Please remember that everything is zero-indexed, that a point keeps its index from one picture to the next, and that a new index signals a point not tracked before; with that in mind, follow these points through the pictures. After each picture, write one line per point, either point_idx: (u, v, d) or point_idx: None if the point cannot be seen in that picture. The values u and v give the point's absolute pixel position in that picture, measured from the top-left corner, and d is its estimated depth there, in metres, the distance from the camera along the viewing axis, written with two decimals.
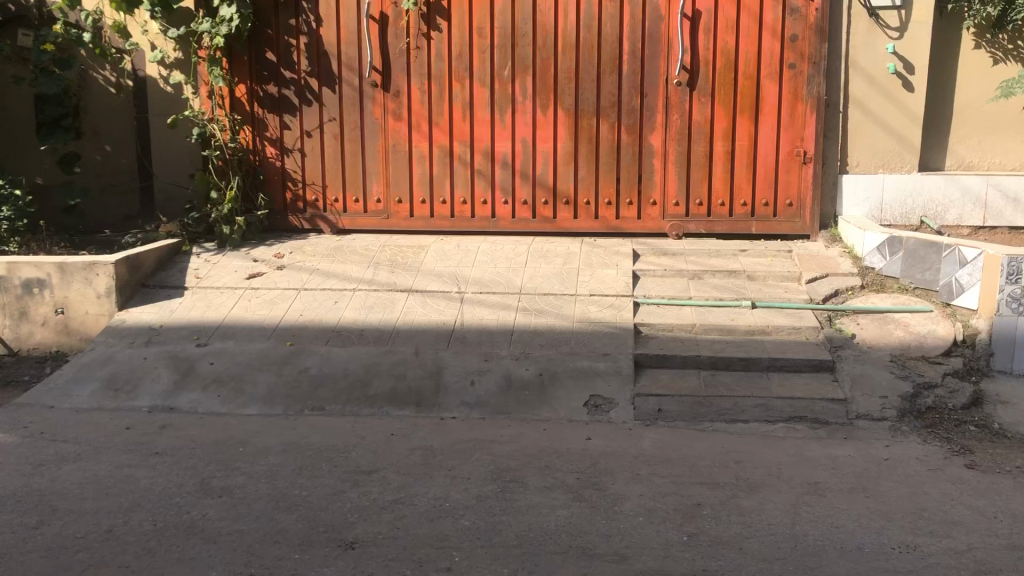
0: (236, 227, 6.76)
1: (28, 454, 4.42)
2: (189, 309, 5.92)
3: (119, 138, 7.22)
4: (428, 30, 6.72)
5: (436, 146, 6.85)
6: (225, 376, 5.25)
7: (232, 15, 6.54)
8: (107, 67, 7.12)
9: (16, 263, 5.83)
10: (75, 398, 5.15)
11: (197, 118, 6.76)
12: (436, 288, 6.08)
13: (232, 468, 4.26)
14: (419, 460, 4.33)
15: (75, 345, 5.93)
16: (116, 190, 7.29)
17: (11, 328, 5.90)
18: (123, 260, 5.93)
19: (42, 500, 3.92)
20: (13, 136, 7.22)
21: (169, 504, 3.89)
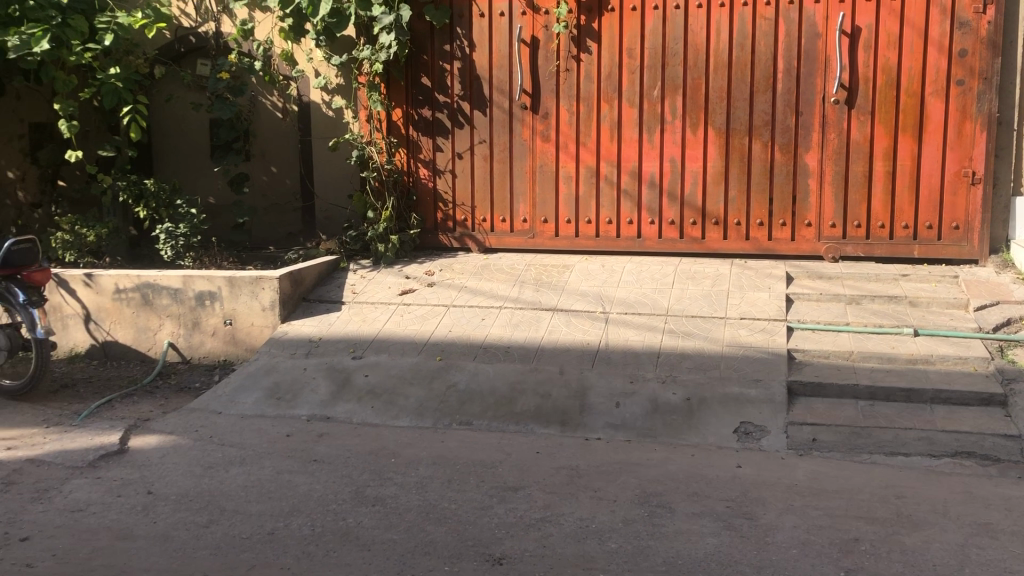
0: (391, 245, 6.98)
1: (199, 457, 4.71)
2: (346, 324, 6.17)
3: (285, 160, 7.65)
4: (578, 52, 6.78)
5: (584, 166, 6.88)
6: (378, 389, 5.44)
7: (391, 42, 6.78)
8: (275, 93, 7.57)
9: (191, 276, 6.24)
10: (241, 404, 5.46)
11: (356, 141, 7.08)
12: (581, 307, 6.09)
13: (385, 478, 4.40)
14: (565, 480, 4.34)
15: (242, 354, 6.27)
16: (280, 209, 7.70)
17: (185, 338, 6.31)
18: (287, 276, 6.24)
19: (212, 501, 4.17)
20: (191, 159, 7.76)
21: (327, 510, 4.06)
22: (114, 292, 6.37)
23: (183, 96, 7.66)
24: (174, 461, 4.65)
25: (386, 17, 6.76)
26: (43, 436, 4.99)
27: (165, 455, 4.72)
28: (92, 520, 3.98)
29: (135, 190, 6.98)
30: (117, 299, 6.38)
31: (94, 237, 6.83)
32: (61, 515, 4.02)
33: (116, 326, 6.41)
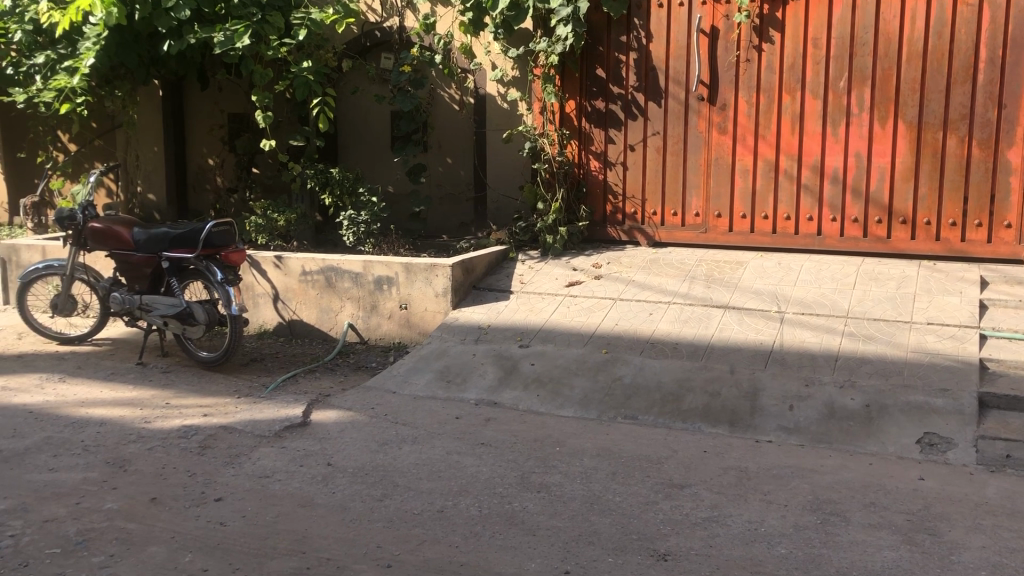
0: (559, 237, 7.03)
1: (375, 433, 4.92)
2: (514, 312, 6.27)
3: (460, 152, 7.91)
4: (759, 42, 6.59)
5: (762, 160, 6.68)
6: (545, 378, 5.50)
7: (567, 34, 6.83)
8: (453, 86, 7.81)
9: (371, 261, 6.51)
10: (413, 385, 5.66)
11: (528, 133, 7.14)
12: (754, 305, 5.93)
13: (551, 466, 4.45)
14: (733, 481, 4.24)
15: (415, 338, 6.50)
16: (455, 200, 7.95)
17: (363, 319, 6.60)
18: (460, 264, 6.41)
19: (386, 476, 4.35)
20: (373, 149, 8.10)
21: (494, 493, 4.15)
22: (300, 273, 6.74)
23: (367, 89, 8.00)
24: (351, 435, 4.88)
25: (564, 9, 6.77)
26: (235, 405, 5.35)
27: (343, 430, 4.96)
28: (277, 486, 4.24)
29: (322, 178, 7.31)
30: (303, 281, 6.75)
31: (285, 222, 7.27)
32: (250, 479, 4.31)
33: (301, 306, 6.78)
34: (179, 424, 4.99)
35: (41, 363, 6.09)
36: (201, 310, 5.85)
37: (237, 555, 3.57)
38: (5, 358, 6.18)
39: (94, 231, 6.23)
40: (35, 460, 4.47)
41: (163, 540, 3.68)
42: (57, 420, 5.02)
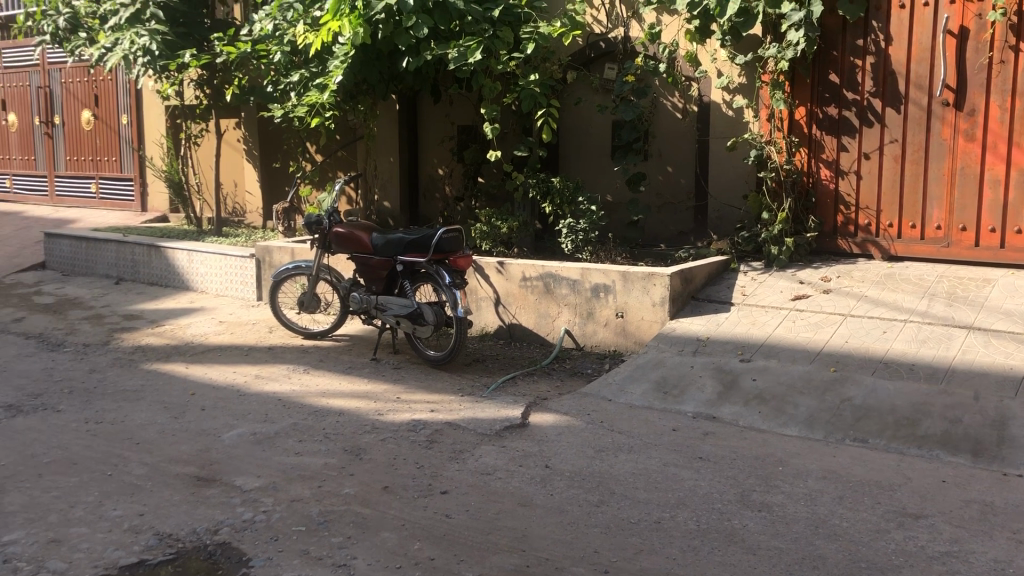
0: (785, 248, 6.81)
1: (591, 439, 4.98)
2: (735, 325, 6.14)
3: (681, 160, 7.76)
4: (1016, 42, 6.10)
5: (1015, 170, 6.19)
6: (767, 395, 5.34)
7: (798, 39, 6.57)
8: (676, 94, 7.70)
9: (589, 269, 6.59)
10: (631, 394, 5.67)
11: (755, 141, 6.95)
12: (1004, 327, 5.47)
13: (772, 485, 4.32)
14: (975, 515, 3.93)
15: (631, 346, 6.50)
16: (674, 209, 7.84)
17: (580, 326, 6.70)
18: (678, 273, 6.35)
19: (603, 483, 4.39)
20: (594, 158, 8.19)
21: (713, 508, 4.09)
22: (521, 279, 6.94)
23: (590, 99, 8.08)
24: (569, 440, 4.97)
25: (795, 14, 6.53)
26: (459, 404, 5.60)
27: (561, 434, 5.06)
28: (498, 484, 4.39)
29: (543, 187, 7.49)
30: (523, 286, 6.94)
31: (508, 229, 7.49)
32: (473, 475, 4.50)
33: (522, 311, 6.98)
34: (409, 418, 5.29)
35: (288, 355, 6.65)
36: (430, 311, 6.17)
37: (460, 546, 3.74)
38: (258, 349, 6.80)
39: (338, 235, 6.73)
40: (283, 444, 4.89)
41: (394, 527, 3.92)
42: (301, 408, 5.47)
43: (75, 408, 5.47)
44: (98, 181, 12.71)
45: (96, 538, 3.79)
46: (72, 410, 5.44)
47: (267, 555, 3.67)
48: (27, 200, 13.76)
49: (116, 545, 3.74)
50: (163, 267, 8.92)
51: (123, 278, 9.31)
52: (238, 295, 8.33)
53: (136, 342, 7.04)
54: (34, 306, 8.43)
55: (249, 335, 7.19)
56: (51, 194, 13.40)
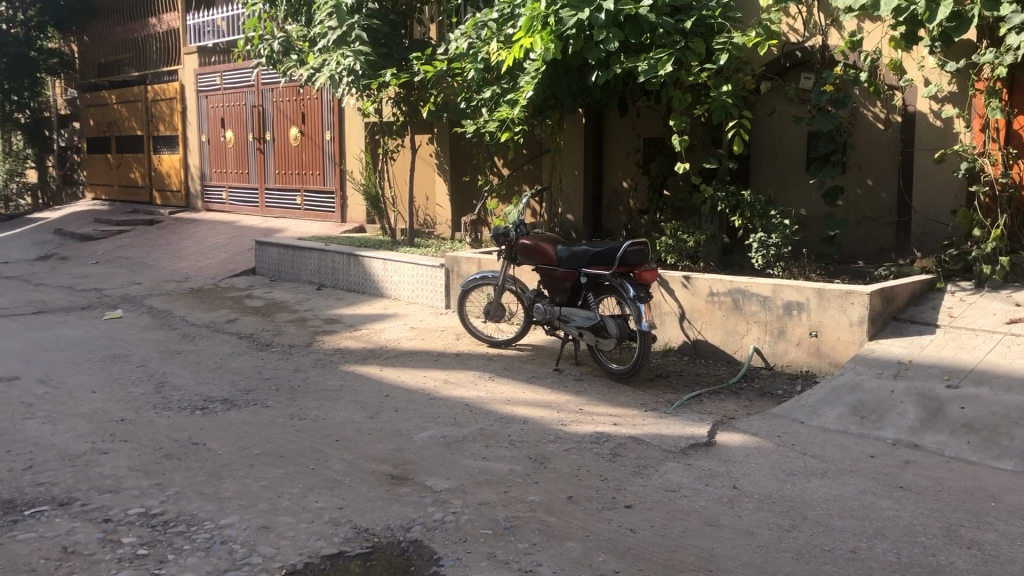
0: (999, 268, 6.32)
1: (782, 462, 4.81)
2: (942, 349, 5.75)
3: (883, 173, 7.41)
4: None
5: None
6: (978, 424, 4.97)
7: (1020, 43, 6.04)
8: (878, 104, 7.36)
9: (781, 285, 6.38)
10: (824, 417, 5.43)
11: (966, 153, 6.49)
12: None
13: (983, 521, 4.02)
14: None
15: (826, 368, 6.23)
16: (873, 224, 7.49)
17: (770, 344, 6.49)
18: (879, 291, 6.03)
19: (794, 507, 4.23)
20: (788, 171, 7.93)
21: (915, 541, 3.85)
22: (708, 294, 6.82)
23: (785, 110, 7.87)
24: (757, 461, 4.82)
25: (1017, 16, 6.00)
26: (643, 418, 5.56)
27: (749, 454, 4.92)
28: (684, 501, 4.33)
29: (733, 201, 7.28)
30: (711, 301, 6.81)
31: (694, 243, 7.36)
32: (659, 491, 4.45)
33: (707, 327, 6.85)
34: (592, 430, 5.30)
35: (475, 362, 6.84)
36: (614, 324, 6.16)
37: (646, 562, 3.71)
38: (447, 355, 7.03)
39: (525, 247, 6.85)
40: (471, 448, 5.03)
41: (579, 538, 3.94)
42: (488, 415, 5.60)
43: (282, 405, 5.86)
44: (302, 193, 13.57)
45: (300, 528, 4.03)
46: (280, 406, 5.83)
47: (456, 556, 3.78)
48: (241, 210, 14.91)
49: (318, 535, 3.97)
50: (359, 275, 9.41)
51: (324, 285, 9.89)
52: (427, 303, 8.66)
53: (335, 345, 7.47)
54: (246, 308, 9.11)
55: (438, 342, 7.46)
56: (261, 205, 14.46)
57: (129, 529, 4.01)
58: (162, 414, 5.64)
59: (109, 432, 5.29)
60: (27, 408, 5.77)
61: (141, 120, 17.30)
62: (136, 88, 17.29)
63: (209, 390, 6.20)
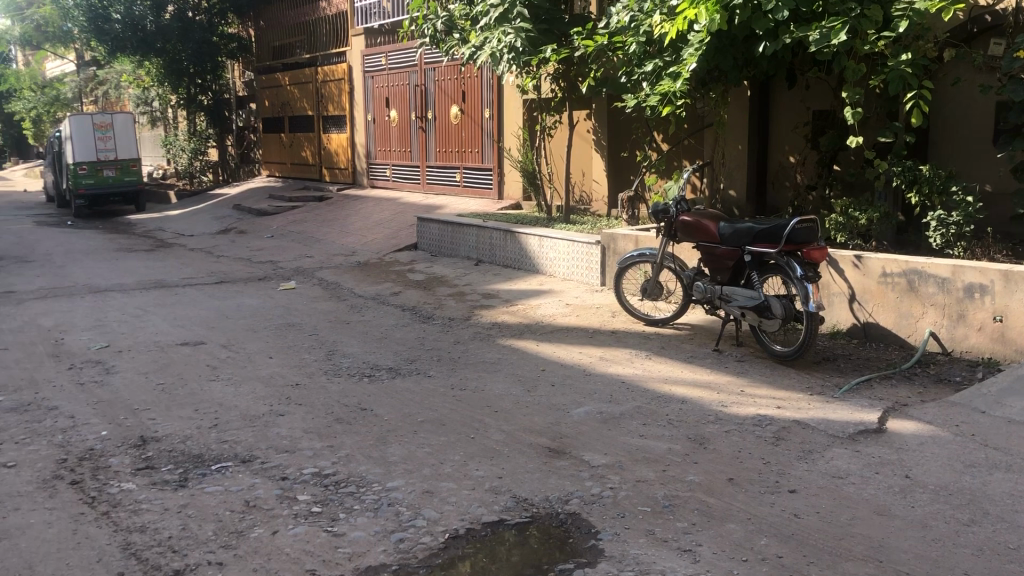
0: None
1: (961, 453, 4.54)
2: None
3: None
4: None
5: None
6: None
7: None
8: None
9: (962, 267, 5.99)
10: (1008, 407, 5.08)
11: None
12: None
13: None
14: None
15: (1011, 355, 5.83)
16: None
17: (949, 329, 6.13)
18: None
19: (975, 501, 3.99)
20: (972, 144, 7.42)
21: None
22: (880, 275, 6.49)
23: (971, 78, 7.34)
24: (933, 451, 4.57)
25: None
26: (808, 402, 5.37)
27: (924, 443, 4.67)
28: (852, 489, 4.16)
29: (909, 176, 6.88)
30: (883, 283, 6.48)
31: (866, 220, 7.01)
32: (825, 477, 4.29)
33: (879, 310, 6.53)
34: (754, 413, 5.18)
35: (632, 340, 6.80)
36: (778, 305, 5.96)
37: (812, 548, 3.60)
38: (603, 332, 7.03)
39: (686, 224, 6.73)
40: (629, 425, 5.01)
41: (740, 520, 3.87)
42: (645, 392, 5.57)
43: (444, 375, 6.04)
44: (461, 170, 13.85)
45: (462, 494, 4.15)
46: (441, 376, 6.01)
47: (615, 531, 3.79)
48: (403, 187, 15.39)
49: (479, 502, 4.07)
50: (516, 251, 9.53)
51: (482, 260, 10.08)
52: (583, 280, 8.66)
53: (494, 319, 7.61)
54: (409, 281, 9.41)
55: (594, 318, 7.46)
56: (422, 182, 14.87)
57: (304, 487, 4.24)
58: (333, 381, 5.93)
59: (285, 396, 5.60)
60: (212, 371, 6.19)
61: (311, 100, 18.11)
62: (308, 70, 18.09)
63: (375, 358, 6.47)
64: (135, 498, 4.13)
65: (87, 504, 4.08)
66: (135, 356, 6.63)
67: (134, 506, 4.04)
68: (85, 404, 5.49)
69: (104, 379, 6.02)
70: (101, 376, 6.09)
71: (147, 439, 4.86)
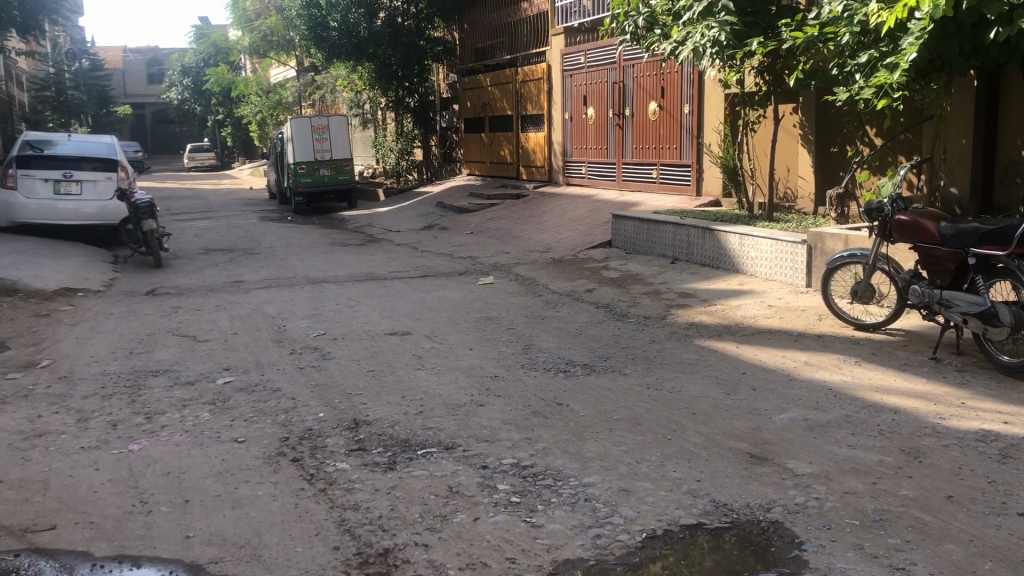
0: None
1: None
2: None
3: None
4: None
5: None
6: None
7: None
8: None
9: None
10: None
11: None
12: None
13: None
14: None
15: None
16: None
17: None
18: None
19: None
20: None
21: None
22: None
23: None
24: None
25: None
26: None
27: None
28: None
29: None
30: None
31: None
32: None
33: None
34: (977, 427, 4.81)
35: (840, 345, 6.49)
36: (1006, 311, 5.50)
37: None
38: (808, 336, 6.75)
39: (901, 223, 6.35)
40: (836, 434, 4.79)
41: (961, 541, 3.61)
42: (853, 401, 5.30)
43: (639, 374, 6.01)
44: (659, 167, 13.71)
45: (660, 495, 4.12)
46: (636, 374, 6.00)
47: (820, 542, 3.64)
48: (599, 184, 15.44)
49: (677, 504, 4.02)
50: (715, 250, 9.34)
51: (679, 259, 9.94)
52: (786, 280, 8.36)
53: (691, 319, 7.49)
54: (604, 279, 9.44)
55: (798, 321, 7.19)
56: (618, 179, 14.85)
57: (504, 477, 4.35)
58: (530, 374, 6.05)
59: (485, 387, 5.78)
60: (417, 360, 6.48)
61: (511, 100, 18.55)
62: (509, 70, 18.53)
63: (571, 354, 6.53)
64: (348, 478, 4.40)
65: (306, 480, 4.38)
66: (347, 343, 7.04)
67: (348, 485, 4.30)
68: (304, 387, 5.90)
69: (320, 364, 6.43)
70: (318, 362, 6.52)
71: (359, 423, 5.15)
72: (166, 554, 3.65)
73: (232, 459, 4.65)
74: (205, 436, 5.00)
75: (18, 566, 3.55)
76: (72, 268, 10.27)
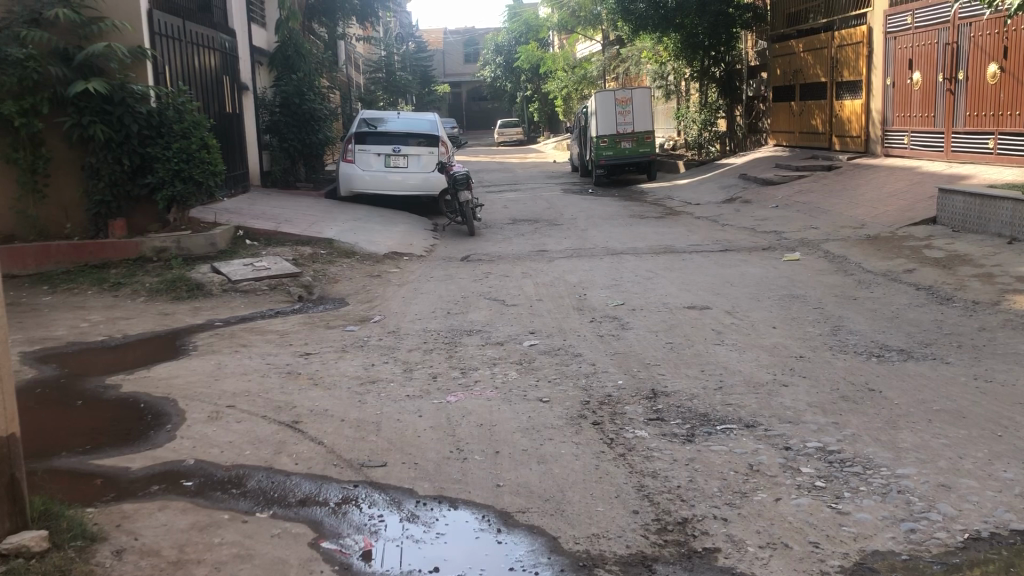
0: None
1: None
2: None
3: None
4: None
5: None
6: None
7: None
8: None
9: None
10: None
11: None
12: None
13: None
14: None
15: None
16: None
17: None
18: None
19: None
20: None
21: None
22: None
23: None
24: None
25: None
26: None
27: None
28: None
29: None
30: None
31: None
32: None
33: None
34: None
35: None
36: None
37: None
38: None
39: None
40: None
41: None
42: None
43: (965, 363, 5.52)
44: (996, 136, 12.36)
45: (986, 495, 3.77)
46: (961, 364, 5.50)
47: None
48: (923, 155, 14.18)
49: (1006, 507, 3.66)
50: None
51: (1017, 238, 8.91)
52: None
53: None
54: (926, 259, 8.72)
55: None
56: (946, 150, 13.59)
57: (808, 460, 4.20)
58: (839, 357, 5.76)
59: (790, 366, 5.60)
60: (717, 335, 6.40)
61: (825, 67, 17.59)
62: (824, 35, 17.56)
63: (886, 338, 6.13)
64: (647, 445, 4.47)
65: (607, 444, 4.51)
66: (647, 314, 7.12)
67: (646, 453, 4.38)
68: (605, 355, 6.06)
69: (620, 334, 6.57)
70: (618, 331, 6.66)
71: (658, 393, 5.21)
72: (479, 499, 3.95)
73: (537, 417, 4.90)
74: (513, 394, 5.31)
75: (356, 495, 4.01)
76: (398, 235, 11.26)
